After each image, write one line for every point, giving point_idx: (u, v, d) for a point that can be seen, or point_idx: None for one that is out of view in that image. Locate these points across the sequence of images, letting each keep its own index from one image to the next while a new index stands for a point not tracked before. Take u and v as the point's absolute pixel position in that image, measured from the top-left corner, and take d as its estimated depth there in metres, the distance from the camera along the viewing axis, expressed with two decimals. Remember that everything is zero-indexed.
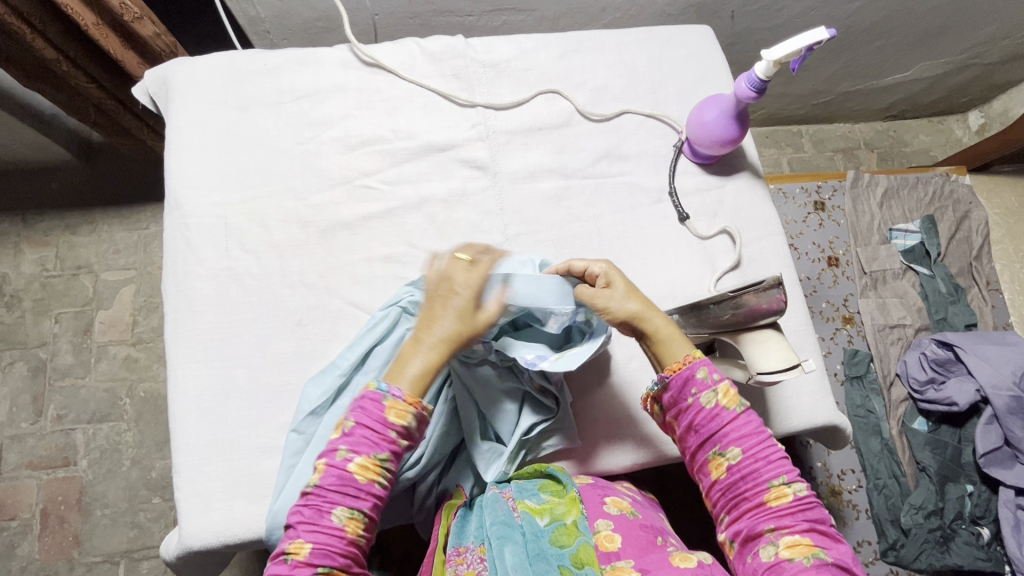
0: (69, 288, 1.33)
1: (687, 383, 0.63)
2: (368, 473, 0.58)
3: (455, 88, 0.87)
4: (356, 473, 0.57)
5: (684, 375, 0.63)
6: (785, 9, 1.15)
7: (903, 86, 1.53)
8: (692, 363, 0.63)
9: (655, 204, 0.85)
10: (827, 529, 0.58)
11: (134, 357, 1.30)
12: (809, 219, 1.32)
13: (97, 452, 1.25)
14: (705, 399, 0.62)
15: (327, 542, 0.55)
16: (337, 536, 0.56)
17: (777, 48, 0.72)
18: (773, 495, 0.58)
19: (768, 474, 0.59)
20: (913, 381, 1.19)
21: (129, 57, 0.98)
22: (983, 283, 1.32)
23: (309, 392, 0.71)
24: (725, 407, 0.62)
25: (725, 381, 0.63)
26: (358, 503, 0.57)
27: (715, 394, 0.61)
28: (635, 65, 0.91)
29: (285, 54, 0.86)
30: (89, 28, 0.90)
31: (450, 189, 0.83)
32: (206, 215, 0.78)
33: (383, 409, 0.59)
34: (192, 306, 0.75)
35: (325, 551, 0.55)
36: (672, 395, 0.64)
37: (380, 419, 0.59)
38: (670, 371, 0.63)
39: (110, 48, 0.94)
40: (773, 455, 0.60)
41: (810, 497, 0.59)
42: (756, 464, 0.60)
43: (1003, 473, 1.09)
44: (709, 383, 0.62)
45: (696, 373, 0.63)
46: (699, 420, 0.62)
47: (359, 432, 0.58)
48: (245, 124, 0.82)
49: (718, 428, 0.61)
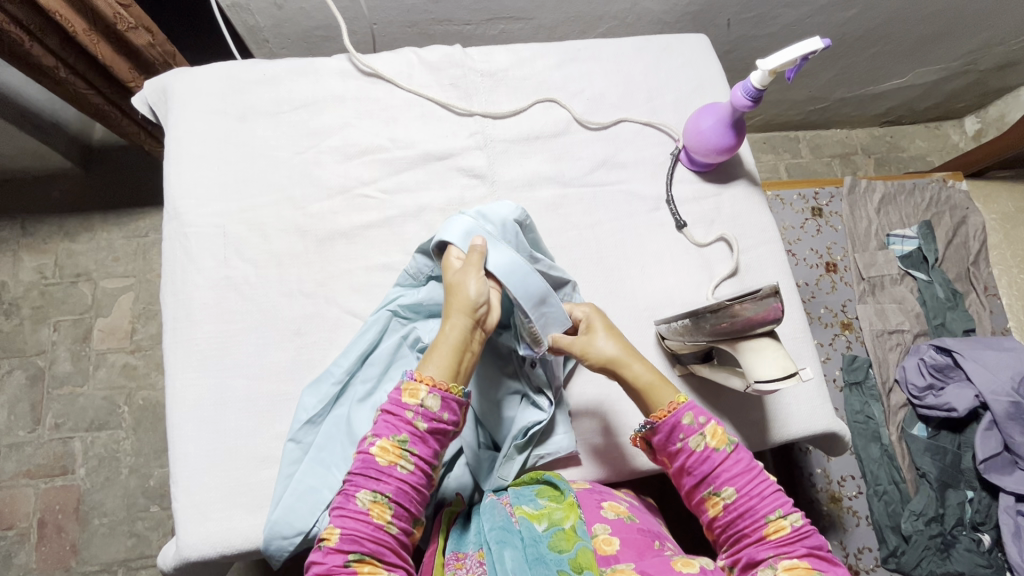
0: (68, 295, 1.33)
1: (674, 430, 0.63)
2: (388, 455, 0.58)
3: (454, 97, 0.88)
4: (377, 456, 0.58)
5: (671, 421, 0.63)
6: (780, 17, 1.16)
7: (899, 92, 1.54)
8: (679, 409, 0.63)
9: (652, 212, 0.85)
10: (825, 554, 0.58)
11: (132, 364, 1.30)
12: (806, 225, 1.33)
13: (95, 460, 1.24)
14: (694, 443, 0.62)
15: (354, 527, 0.56)
16: (362, 520, 0.56)
17: (772, 57, 0.72)
18: (771, 529, 0.58)
19: (764, 510, 0.59)
20: (912, 387, 1.19)
21: (119, 64, 0.99)
22: (981, 289, 1.32)
23: (306, 400, 0.71)
24: (714, 449, 0.62)
25: (712, 422, 0.63)
26: (381, 487, 0.57)
27: (703, 438, 0.61)
28: (632, 74, 0.91)
29: (284, 64, 0.86)
30: (80, 35, 0.90)
31: (448, 198, 0.83)
32: (205, 224, 0.79)
33: (400, 391, 0.60)
34: (191, 315, 0.75)
35: (353, 537, 0.55)
36: (661, 439, 0.64)
37: (397, 401, 0.60)
38: (658, 417, 0.64)
39: (101, 54, 0.95)
40: (767, 490, 0.60)
41: (807, 525, 0.59)
42: (751, 501, 0.60)
43: (1004, 479, 1.09)
44: (695, 427, 0.62)
45: (681, 419, 0.63)
46: (691, 463, 0.62)
47: (381, 417, 0.60)
48: (244, 133, 0.83)
49: (710, 470, 0.61)
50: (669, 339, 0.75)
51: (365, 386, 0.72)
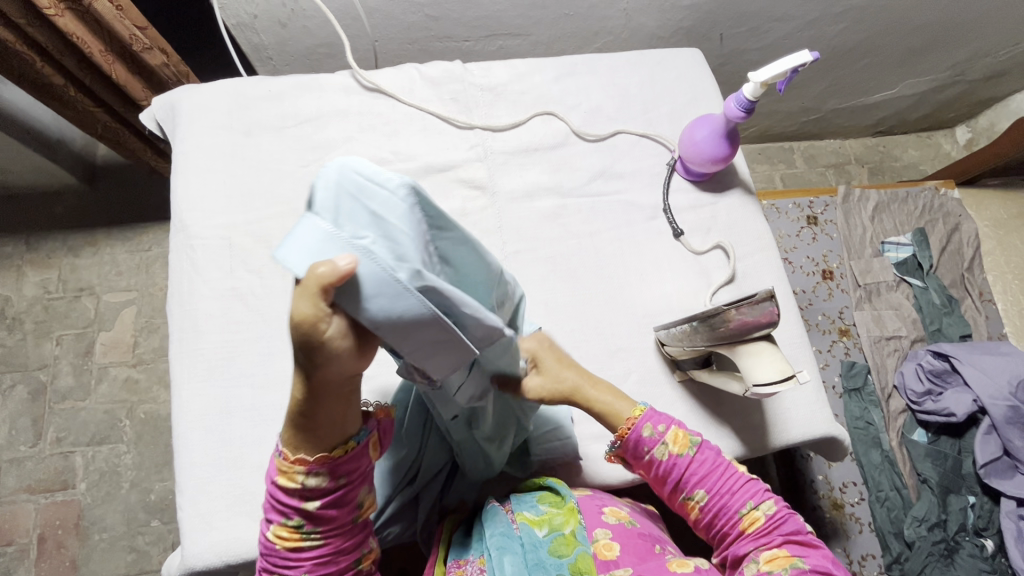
0: (71, 310, 1.34)
1: (639, 444, 0.64)
2: (289, 540, 0.52)
3: (454, 111, 0.90)
4: (276, 542, 0.52)
5: (633, 437, 0.64)
6: (770, 31, 1.20)
7: (890, 103, 1.57)
8: (636, 424, 0.64)
9: (650, 220, 0.87)
10: (804, 538, 0.59)
11: (134, 378, 1.31)
12: (802, 234, 1.35)
13: (97, 474, 1.25)
14: (658, 454, 0.63)
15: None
16: None
17: (763, 70, 0.74)
18: (746, 521, 0.60)
19: (735, 504, 0.61)
20: (910, 392, 1.20)
21: (135, 83, 1.01)
22: (976, 294, 1.33)
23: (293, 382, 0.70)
24: (678, 454, 0.63)
25: (671, 427, 0.64)
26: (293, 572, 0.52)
27: (665, 447, 0.63)
28: (627, 87, 0.94)
29: (289, 80, 0.89)
30: (96, 55, 0.92)
31: (449, 209, 0.85)
32: (211, 236, 0.80)
33: (274, 468, 0.51)
34: (197, 326, 0.76)
35: None
36: (630, 454, 0.65)
37: (273, 482, 0.51)
38: (620, 436, 0.64)
39: (117, 74, 0.97)
40: (735, 485, 0.62)
41: (782, 511, 0.61)
42: (723, 499, 0.61)
43: (1005, 483, 1.10)
44: (656, 438, 0.63)
45: (642, 433, 0.64)
46: (660, 474, 0.64)
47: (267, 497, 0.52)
48: (250, 147, 0.85)
49: (679, 477, 0.63)
50: (669, 345, 0.76)
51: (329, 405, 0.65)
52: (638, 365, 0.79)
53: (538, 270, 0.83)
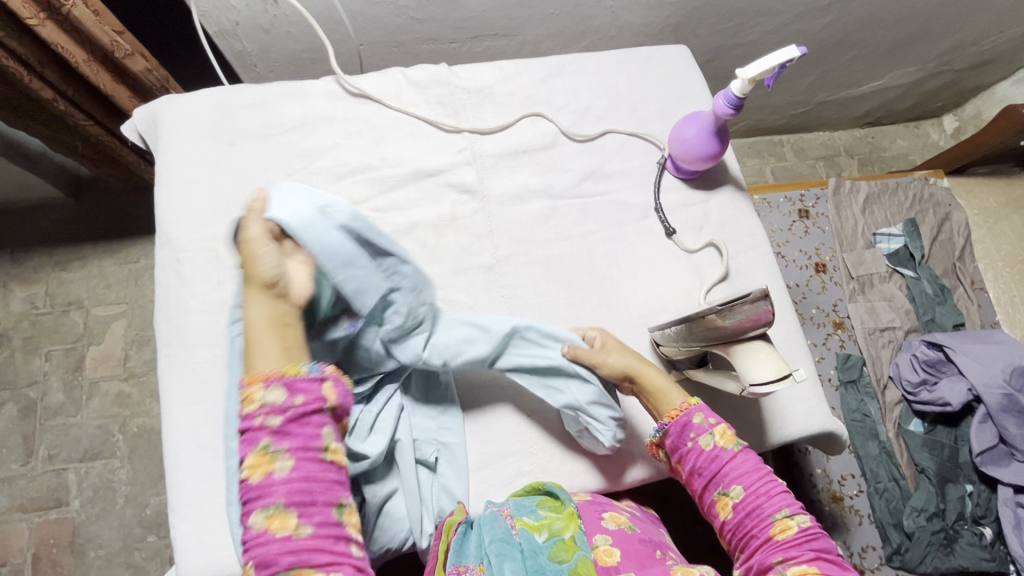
0: (59, 325, 1.32)
1: (686, 428, 0.66)
2: (260, 468, 0.52)
3: (441, 114, 0.89)
4: (248, 474, 0.52)
5: (682, 421, 0.66)
6: (758, 25, 1.19)
7: (878, 94, 1.57)
8: (688, 410, 0.67)
9: (641, 220, 0.87)
10: (834, 558, 0.58)
11: (126, 392, 1.29)
12: (794, 227, 1.35)
13: (90, 491, 1.23)
14: (703, 442, 0.65)
15: (264, 548, 0.50)
16: (264, 540, 0.50)
17: (751, 66, 0.73)
18: (778, 528, 0.59)
19: (770, 509, 0.60)
20: (906, 383, 1.20)
21: (120, 91, 0.99)
22: (968, 283, 1.34)
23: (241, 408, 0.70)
24: (723, 448, 0.64)
25: (721, 423, 0.66)
26: (269, 501, 0.51)
27: (712, 436, 0.64)
28: (615, 86, 0.93)
29: (272, 87, 0.87)
30: (81, 65, 0.90)
31: (439, 214, 0.84)
32: (197, 249, 0.79)
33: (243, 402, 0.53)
34: (186, 341, 0.74)
35: (263, 559, 0.50)
36: (673, 440, 0.67)
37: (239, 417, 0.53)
38: (669, 418, 0.67)
39: (101, 82, 0.95)
40: (773, 490, 0.62)
41: (815, 528, 0.60)
42: (758, 500, 0.61)
43: (1001, 471, 1.11)
44: (706, 427, 0.65)
45: (691, 419, 0.66)
46: (701, 463, 0.64)
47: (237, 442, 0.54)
48: (235, 157, 0.83)
49: (719, 470, 0.63)
50: (664, 345, 0.76)
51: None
52: None
53: (531, 274, 0.82)
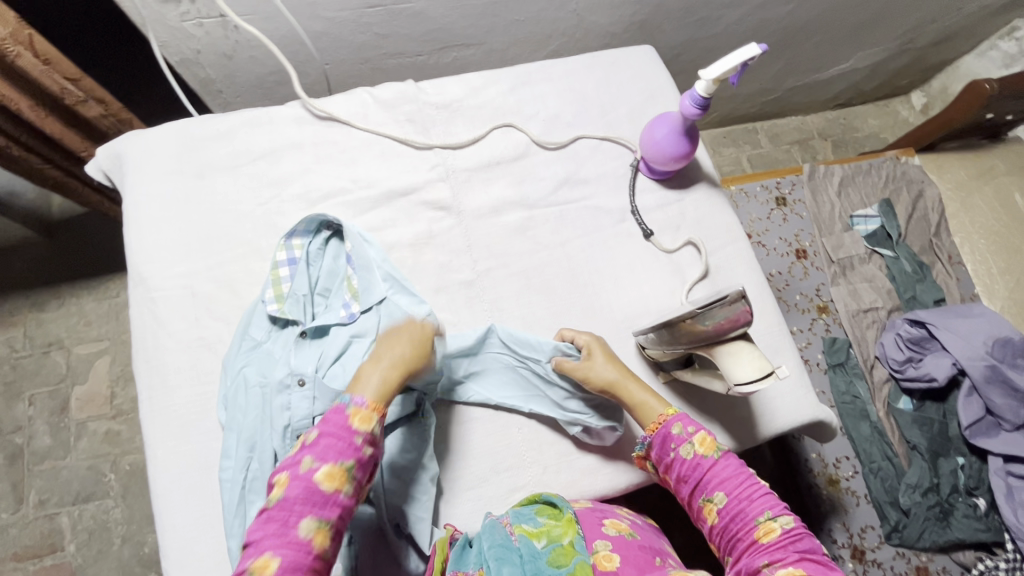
0: (41, 367, 1.29)
1: (666, 440, 0.67)
2: (335, 480, 0.57)
3: (411, 131, 0.88)
4: (323, 481, 0.56)
5: (661, 433, 0.68)
6: (722, 17, 1.20)
7: (846, 76, 1.59)
8: (666, 421, 0.68)
9: (619, 223, 0.87)
10: (820, 558, 0.57)
11: (115, 430, 1.27)
12: (772, 215, 1.36)
13: (85, 534, 1.20)
14: (684, 451, 0.66)
15: (297, 555, 0.53)
16: (304, 549, 0.54)
17: (713, 66, 0.73)
18: (761, 531, 0.59)
19: (753, 511, 0.60)
20: (892, 361, 1.21)
21: (70, 136, 1.02)
22: (945, 258, 1.36)
23: (228, 445, 0.69)
24: (703, 455, 0.65)
25: (700, 431, 0.67)
26: (326, 513, 0.56)
27: (691, 445, 0.65)
28: (584, 91, 0.93)
29: (238, 116, 0.86)
30: (25, 109, 0.91)
31: (416, 233, 0.83)
32: (172, 287, 0.78)
33: (346, 417, 0.60)
34: (167, 382, 0.73)
35: (293, 566, 0.52)
36: (657, 452, 0.68)
37: (344, 427, 0.59)
38: (651, 431, 0.69)
39: (50, 128, 0.97)
40: (755, 493, 0.62)
41: (799, 528, 0.59)
42: (740, 504, 0.61)
43: (990, 442, 1.12)
44: (684, 437, 0.66)
45: (671, 430, 0.67)
46: (685, 471, 0.65)
47: (324, 440, 0.58)
48: (204, 190, 0.82)
49: (701, 476, 0.64)
50: (650, 348, 0.76)
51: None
52: None
53: (512, 286, 0.82)
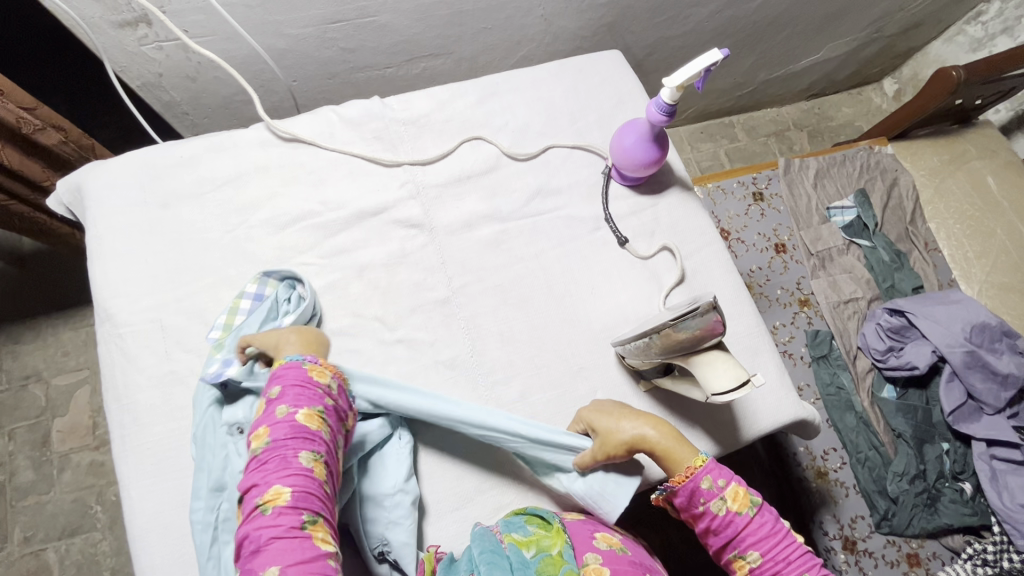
0: (19, 402, 1.26)
1: (695, 493, 0.63)
2: (313, 419, 0.61)
3: (379, 149, 0.87)
4: (304, 421, 0.60)
5: (690, 486, 0.63)
6: (690, 17, 1.20)
7: (816, 68, 1.60)
8: (695, 474, 0.63)
9: (594, 232, 0.86)
10: None
11: (99, 461, 1.25)
12: (750, 211, 1.36)
13: (74, 568, 1.18)
14: (715, 507, 0.62)
15: (306, 484, 0.56)
16: (308, 477, 0.57)
17: (677, 73, 0.72)
18: None
19: (790, 574, 0.58)
20: (874, 351, 1.23)
21: (30, 166, 0.95)
22: (921, 245, 1.38)
23: (197, 486, 0.67)
24: (737, 512, 0.61)
25: (733, 483, 0.63)
26: (317, 446, 0.59)
27: (723, 502, 0.61)
28: (553, 99, 0.93)
29: (200, 142, 0.85)
30: None
31: (389, 252, 0.82)
32: (139, 321, 0.76)
33: (305, 371, 0.65)
34: (138, 419, 0.72)
35: (303, 493, 0.56)
36: (684, 502, 0.64)
37: (305, 378, 0.64)
38: (675, 481, 0.64)
39: (8, 159, 0.91)
40: (792, 554, 0.59)
41: None
42: (776, 566, 0.59)
43: (973, 427, 1.14)
44: (716, 491, 0.62)
45: (700, 484, 0.63)
46: (716, 525, 0.62)
47: (290, 391, 0.62)
48: (169, 220, 0.80)
49: (734, 534, 0.61)
50: (629, 358, 0.75)
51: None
52: (601, 382, 0.78)
53: (489, 301, 0.81)
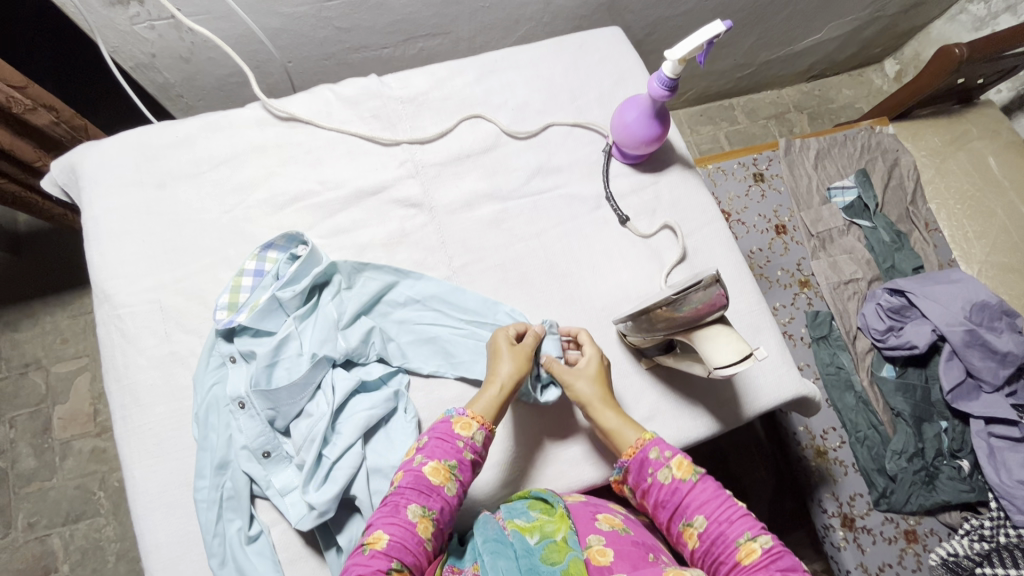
0: (18, 389, 1.26)
1: (643, 464, 0.65)
2: (439, 475, 0.62)
3: (377, 128, 0.86)
4: (430, 475, 0.61)
5: (638, 459, 0.65)
6: None
7: (818, 48, 1.59)
8: (644, 446, 0.66)
9: (594, 211, 0.86)
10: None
11: (101, 447, 1.25)
12: (750, 192, 1.35)
13: (79, 554, 1.18)
14: (662, 476, 0.64)
15: (403, 536, 0.58)
16: (410, 531, 0.58)
17: (678, 46, 0.71)
18: (743, 552, 0.57)
19: (734, 533, 0.59)
20: (874, 331, 1.23)
21: (23, 146, 0.94)
22: (922, 226, 1.37)
23: (201, 465, 0.68)
24: (681, 479, 0.63)
25: (677, 454, 0.65)
26: (431, 503, 0.60)
27: (669, 469, 0.63)
28: (552, 77, 0.91)
29: (195, 121, 0.83)
30: None
31: (388, 232, 0.81)
32: (138, 302, 0.75)
33: (451, 423, 0.65)
34: (139, 400, 0.71)
35: (400, 545, 0.57)
36: (634, 477, 0.66)
37: (449, 432, 0.64)
38: (627, 457, 0.66)
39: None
40: (735, 514, 0.60)
41: (779, 546, 0.58)
42: (721, 527, 0.59)
43: (971, 405, 1.14)
44: (662, 461, 0.64)
45: (648, 454, 0.65)
46: (663, 497, 0.63)
47: (433, 441, 0.64)
48: (166, 201, 0.80)
49: (680, 501, 0.62)
50: (631, 335, 0.75)
51: (244, 529, 0.67)
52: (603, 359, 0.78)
53: (490, 280, 0.81)
